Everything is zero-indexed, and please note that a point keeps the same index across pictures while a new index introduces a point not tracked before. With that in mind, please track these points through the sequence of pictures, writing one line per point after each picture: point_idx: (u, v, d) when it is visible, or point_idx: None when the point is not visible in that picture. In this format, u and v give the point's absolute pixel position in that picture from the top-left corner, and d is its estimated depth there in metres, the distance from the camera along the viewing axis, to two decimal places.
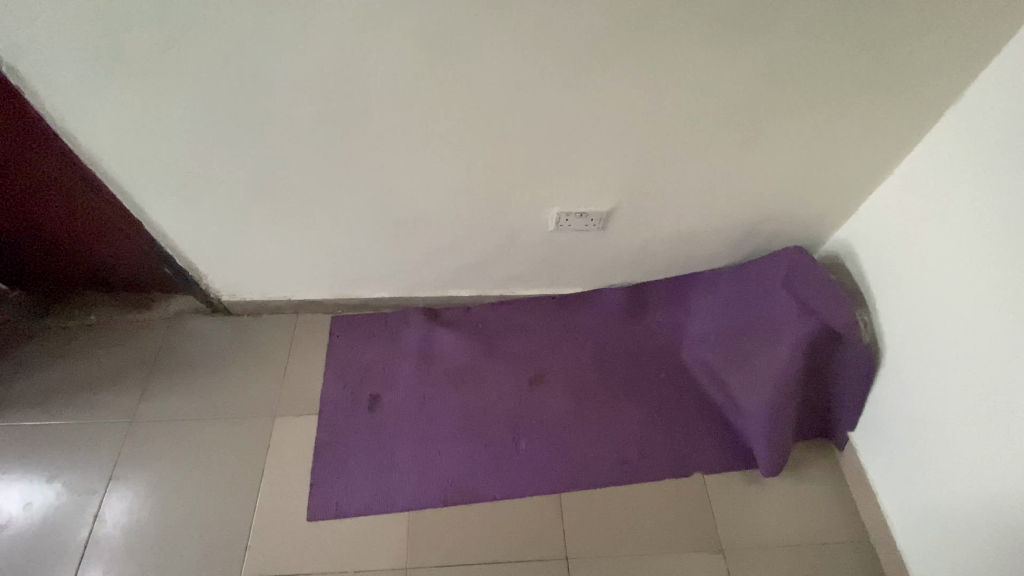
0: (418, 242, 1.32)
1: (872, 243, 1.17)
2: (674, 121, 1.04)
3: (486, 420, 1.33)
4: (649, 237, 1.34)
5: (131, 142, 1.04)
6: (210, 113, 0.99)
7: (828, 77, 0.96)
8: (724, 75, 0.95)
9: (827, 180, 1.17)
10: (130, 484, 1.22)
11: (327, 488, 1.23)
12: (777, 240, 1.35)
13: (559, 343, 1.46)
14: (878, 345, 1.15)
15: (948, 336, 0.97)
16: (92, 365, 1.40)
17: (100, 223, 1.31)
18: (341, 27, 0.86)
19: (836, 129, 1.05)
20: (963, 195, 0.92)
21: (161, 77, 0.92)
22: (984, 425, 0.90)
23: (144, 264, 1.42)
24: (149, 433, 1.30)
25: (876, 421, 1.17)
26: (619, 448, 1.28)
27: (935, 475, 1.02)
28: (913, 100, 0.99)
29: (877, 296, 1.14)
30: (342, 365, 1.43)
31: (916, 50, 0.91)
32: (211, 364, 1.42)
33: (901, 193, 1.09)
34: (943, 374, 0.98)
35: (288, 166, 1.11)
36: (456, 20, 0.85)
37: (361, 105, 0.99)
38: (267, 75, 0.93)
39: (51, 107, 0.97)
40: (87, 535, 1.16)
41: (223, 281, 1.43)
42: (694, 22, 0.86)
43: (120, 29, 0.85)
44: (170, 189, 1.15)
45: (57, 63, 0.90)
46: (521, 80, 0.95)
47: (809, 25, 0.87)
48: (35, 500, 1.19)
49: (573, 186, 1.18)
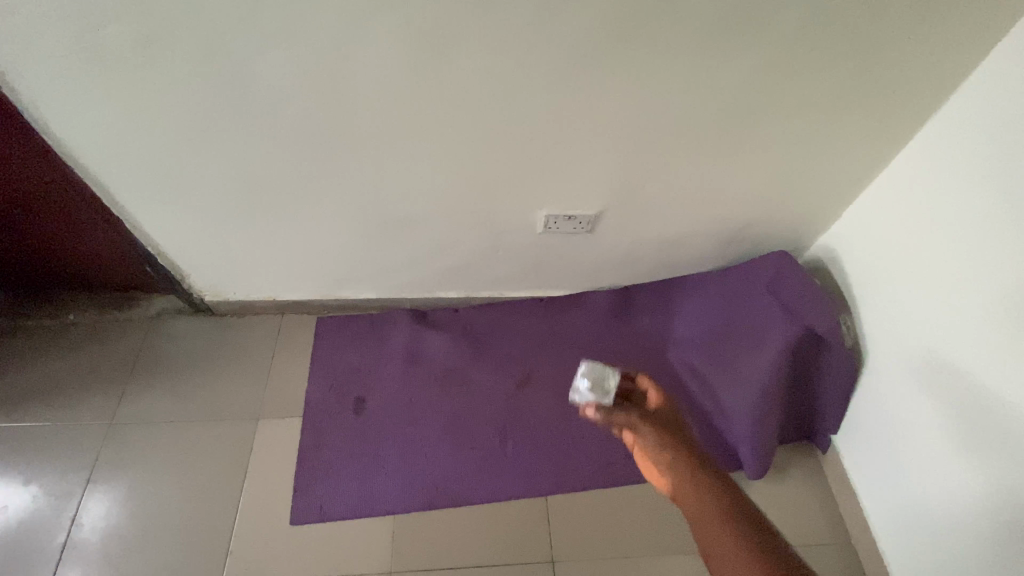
0: (406, 242, 1.31)
1: (857, 248, 1.18)
2: (663, 124, 1.04)
3: (473, 422, 1.33)
4: (637, 240, 1.35)
5: (112, 139, 1.02)
6: (194, 110, 0.97)
7: (815, 83, 0.96)
8: (710, 81, 0.96)
9: (812, 185, 1.18)
10: (109, 487, 1.20)
11: (311, 492, 1.22)
12: (764, 243, 1.36)
13: (547, 345, 1.46)
14: (861, 348, 1.16)
15: (931, 341, 0.98)
16: (71, 366, 1.38)
17: (79, 221, 1.28)
18: (327, 26, 0.85)
19: (821, 135, 1.07)
20: (949, 203, 0.93)
21: (142, 75, 0.91)
22: (965, 428, 0.92)
23: (125, 263, 1.39)
24: (129, 435, 1.28)
25: (858, 423, 1.19)
26: (605, 450, 1.29)
27: (916, 477, 1.03)
28: (899, 105, 1.00)
29: (862, 301, 1.16)
30: (328, 367, 1.42)
31: (898, 58, 0.92)
32: (194, 365, 1.40)
33: (885, 198, 1.10)
34: (925, 378, 1.00)
35: (273, 165, 1.09)
36: (445, 18, 0.84)
37: (348, 105, 0.98)
38: (251, 73, 0.92)
39: (28, 102, 0.95)
40: (64, 539, 1.13)
41: (206, 281, 1.41)
42: (681, 28, 0.87)
43: (100, 25, 0.83)
44: (152, 188, 1.13)
45: (33, 58, 0.87)
46: (509, 81, 0.95)
47: (794, 33, 0.88)
48: (10, 503, 1.17)
49: (562, 188, 1.18)
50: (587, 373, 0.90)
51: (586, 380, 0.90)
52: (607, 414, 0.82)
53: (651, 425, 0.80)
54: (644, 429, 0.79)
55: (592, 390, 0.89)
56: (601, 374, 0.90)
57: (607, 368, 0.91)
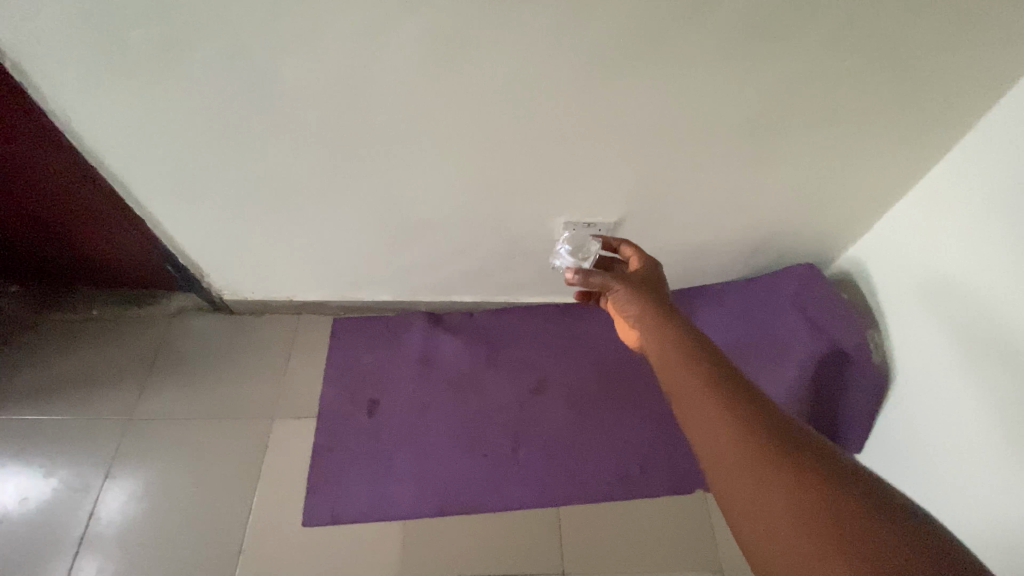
0: (422, 247, 1.31)
1: (886, 263, 1.14)
2: (686, 132, 1.01)
3: (486, 429, 1.32)
4: (657, 248, 1.32)
5: (134, 139, 1.03)
6: (215, 113, 0.98)
7: (846, 94, 0.93)
8: (736, 90, 0.93)
9: (841, 197, 1.14)
10: (126, 481, 1.22)
11: (323, 493, 1.22)
12: (789, 255, 1.32)
13: (563, 352, 1.44)
14: (889, 366, 1.12)
15: (961, 363, 0.94)
16: (92, 360, 1.40)
17: (102, 219, 1.30)
18: (346, 32, 0.85)
19: (851, 147, 1.03)
20: (985, 220, 0.89)
21: (164, 77, 0.91)
22: (996, 456, 0.88)
23: (145, 260, 1.41)
24: (146, 431, 1.29)
25: (882, 443, 1.15)
26: (619, 462, 1.26)
27: (942, 502, 0.99)
28: (935, 117, 0.96)
29: (890, 318, 1.12)
30: (343, 369, 1.42)
31: (935, 69, 0.88)
32: (211, 363, 1.42)
33: (916, 214, 1.06)
34: (953, 402, 0.96)
35: (292, 168, 1.09)
36: (465, 24, 0.83)
37: (367, 109, 0.97)
38: (271, 76, 0.92)
39: (53, 103, 0.96)
40: (82, 531, 1.15)
41: (225, 280, 1.42)
42: (707, 36, 0.84)
43: (123, 28, 0.83)
44: (174, 188, 1.14)
45: (60, 60, 0.88)
46: (529, 88, 0.93)
47: (825, 42, 0.85)
48: (30, 494, 1.19)
49: (581, 196, 1.16)
50: (569, 243, 1.26)
51: (567, 249, 1.27)
52: (585, 276, 0.84)
53: (622, 281, 0.83)
54: (617, 286, 0.82)
55: (573, 254, 1.26)
56: (581, 245, 1.26)
57: (587, 240, 1.26)
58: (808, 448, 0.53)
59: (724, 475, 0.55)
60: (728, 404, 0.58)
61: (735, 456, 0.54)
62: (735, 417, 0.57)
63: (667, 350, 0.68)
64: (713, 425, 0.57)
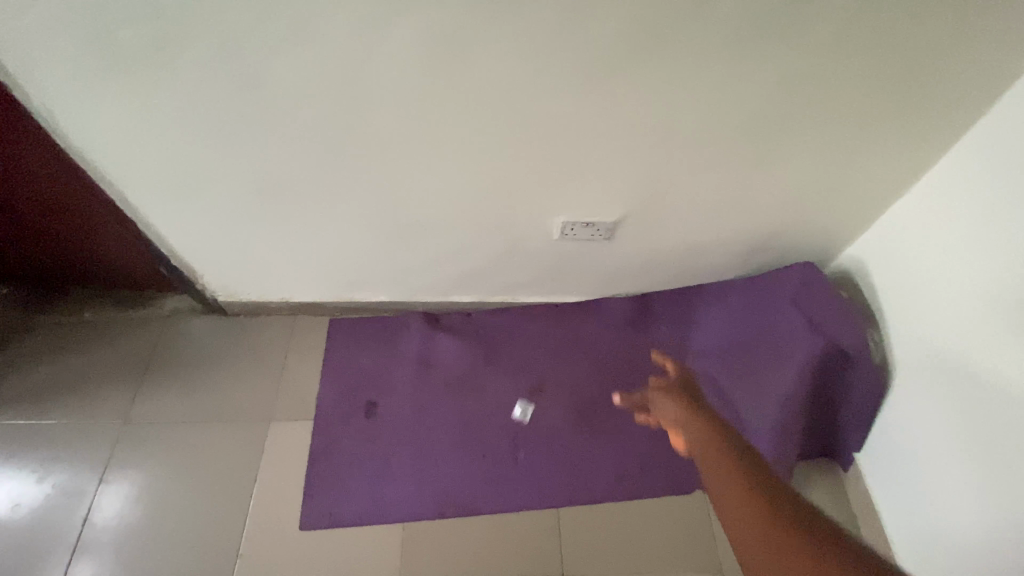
0: (419, 247, 1.30)
1: (886, 262, 1.14)
2: (686, 131, 1.00)
3: (485, 430, 1.31)
4: (656, 247, 1.31)
5: (125, 140, 1.01)
6: (208, 113, 0.96)
7: (846, 92, 0.93)
8: (736, 89, 0.92)
9: (841, 196, 1.14)
10: (121, 486, 1.20)
11: (320, 497, 1.21)
12: (788, 254, 1.32)
13: (563, 352, 1.44)
14: (889, 366, 1.12)
15: (961, 363, 0.94)
16: (86, 363, 1.38)
17: (94, 220, 1.28)
18: (341, 31, 0.83)
19: (851, 145, 1.03)
20: (985, 219, 0.89)
21: (156, 77, 0.90)
22: (997, 456, 0.87)
23: (139, 262, 1.39)
24: (141, 434, 1.28)
25: (882, 442, 1.15)
26: (619, 462, 1.26)
27: (943, 501, 0.99)
28: (936, 116, 0.95)
29: (890, 317, 1.11)
30: (340, 370, 1.41)
31: (936, 67, 0.87)
32: (206, 365, 1.40)
33: (916, 213, 1.06)
34: (953, 402, 0.96)
35: (287, 169, 1.08)
36: (462, 23, 0.82)
37: (363, 109, 0.96)
38: (265, 75, 0.90)
39: (43, 103, 0.94)
40: (76, 536, 1.14)
41: (220, 281, 1.41)
42: (706, 34, 0.83)
43: (112, 26, 0.82)
44: (167, 190, 1.13)
45: (48, 60, 0.87)
46: (527, 87, 0.92)
47: (826, 40, 0.84)
48: (23, 499, 1.18)
49: (580, 195, 1.16)
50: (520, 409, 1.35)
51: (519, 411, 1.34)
52: (629, 396, 0.96)
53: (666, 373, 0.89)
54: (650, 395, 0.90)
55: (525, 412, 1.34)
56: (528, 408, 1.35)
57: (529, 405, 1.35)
58: (822, 524, 0.57)
59: (754, 561, 0.58)
60: (746, 484, 0.63)
61: (757, 539, 0.58)
62: (746, 489, 0.62)
63: (692, 443, 0.73)
64: (732, 508, 0.62)
